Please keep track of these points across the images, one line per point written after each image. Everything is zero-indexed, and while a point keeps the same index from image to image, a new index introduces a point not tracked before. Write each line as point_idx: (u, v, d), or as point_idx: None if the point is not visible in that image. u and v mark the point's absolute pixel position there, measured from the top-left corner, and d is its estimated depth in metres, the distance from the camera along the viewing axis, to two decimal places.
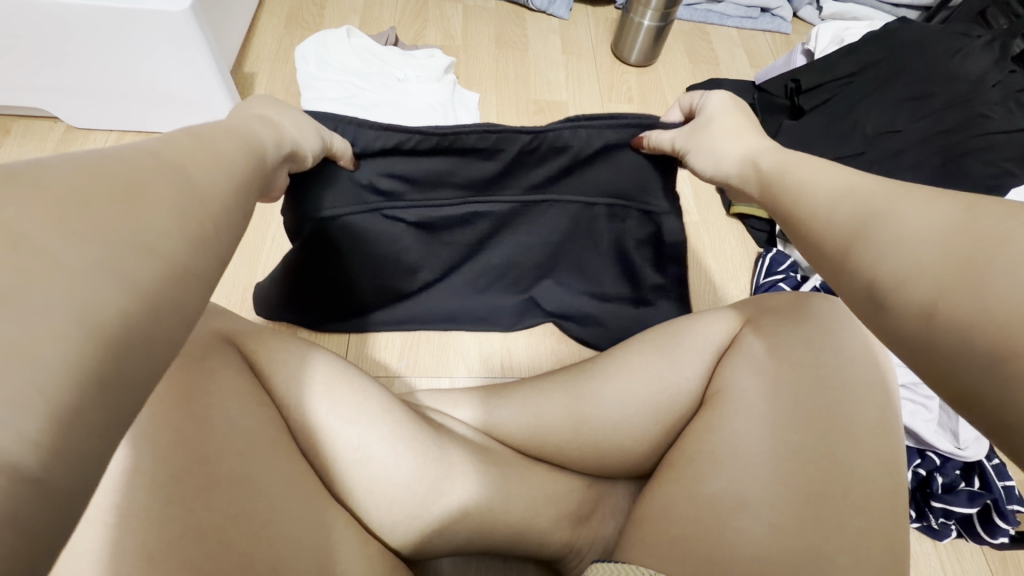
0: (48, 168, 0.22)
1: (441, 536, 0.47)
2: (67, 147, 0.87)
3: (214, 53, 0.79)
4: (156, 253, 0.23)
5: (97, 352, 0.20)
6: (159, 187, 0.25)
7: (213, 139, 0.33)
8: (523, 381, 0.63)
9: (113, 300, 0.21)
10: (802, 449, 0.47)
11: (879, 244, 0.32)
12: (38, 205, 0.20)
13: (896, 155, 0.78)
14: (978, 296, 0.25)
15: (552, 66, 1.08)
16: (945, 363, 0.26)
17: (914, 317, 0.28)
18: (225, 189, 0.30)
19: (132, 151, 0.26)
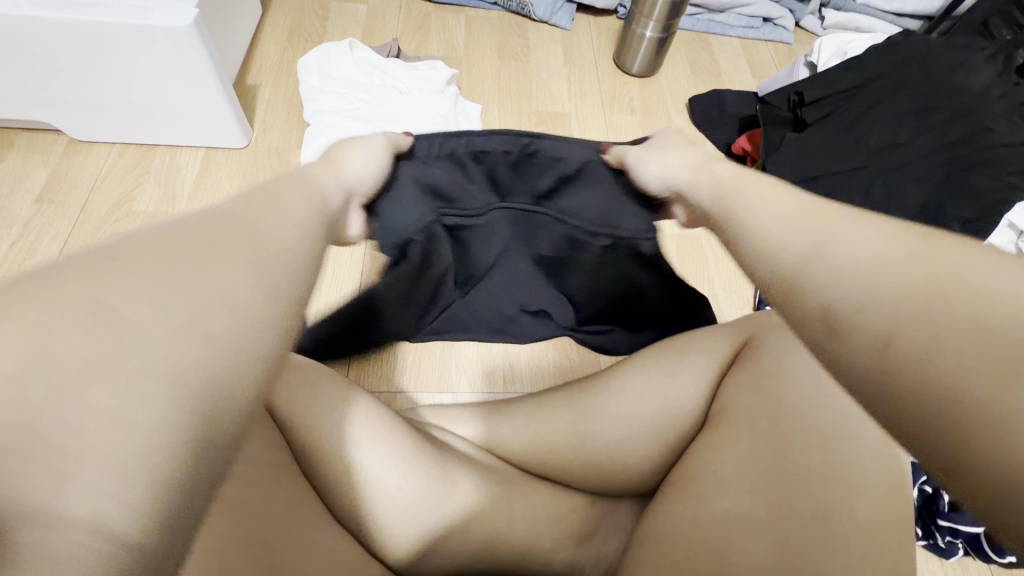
0: (128, 249, 0.24)
1: (443, 557, 0.46)
2: (70, 160, 0.87)
3: (217, 68, 0.79)
4: (228, 310, 0.25)
5: (180, 411, 0.22)
6: (226, 247, 0.27)
7: (280, 195, 0.34)
8: (523, 398, 0.63)
9: (191, 362, 0.23)
10: (797, 469, 0.47)
11: (830, 270, 0.31)
12: (125, 284, 0.23)
13: (901, 168, 0.78)
14: (942, 332, 0.25)
15: (554, 76, 1.09)
16: (906, 409, 0.25)
17: (868, 355, 0.27)
18: (293, 234, 0.32)
19: (208, 215, 0.29)
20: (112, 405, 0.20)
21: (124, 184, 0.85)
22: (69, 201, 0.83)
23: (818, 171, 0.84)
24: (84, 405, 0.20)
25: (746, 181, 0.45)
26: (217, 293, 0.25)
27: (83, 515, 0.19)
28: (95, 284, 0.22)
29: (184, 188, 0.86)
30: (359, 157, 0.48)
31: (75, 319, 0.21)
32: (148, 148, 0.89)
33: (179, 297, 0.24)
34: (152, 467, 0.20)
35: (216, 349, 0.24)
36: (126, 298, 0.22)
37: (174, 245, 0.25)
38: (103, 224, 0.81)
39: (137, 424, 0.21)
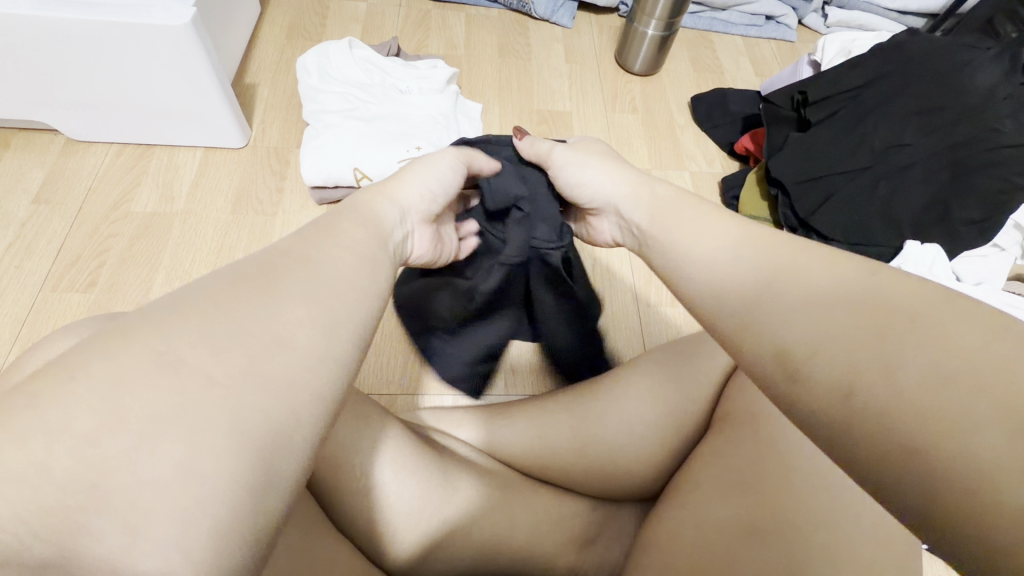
0: (196, 296, 0.26)
1: (444, 559, 0.46)
2: (68, 161, 0.86)
3: (217, 68, 0.79)
4: (286, 352, 0.25)
5: (242, 459, 0.22)
6: (287, 287, 0.28)
7: (342, 229, 0.35)
8: (525, 401, 0.62)
9: (251, 405, 0.23)
10: (771, 480, 0.47)
11: (781, 308, 0.32)
12: (187, 331, 0.23)
13: (905, 169, 0.78)
14: (890, 377, 0.26)
15: (555, 75, 1.08)
16: (876, 448, 0.26)
17: (827, 395, 0.28)
18: (351, 267, 0.32)
19: (264, 260, 0.29)
20: (183, 458, 0.21)
21: (122, 185, 0.84)
22: (66, 202, 0.82)
23: (821, 171, 0.83)
24: (157, 459, 0.20)
25: (676, 208, 0.45)
26: (276, 339, 0.25)
27: (152, 570, 0.19)
28: (162, 338, 0.23)
29: (183, 188, 0.85)
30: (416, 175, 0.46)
31: (146, 372, 0.21)
32: (146, 149, 0.89)
33: (238, 339, 0.24)
34: (216, 518, 0.21)
35: (277, 394, 0.24)
36: (191, 349, 0.23)
37: (232, 294, 0.26)
38: (101, 225, 0.80)
39: (205, 476, 0.21)
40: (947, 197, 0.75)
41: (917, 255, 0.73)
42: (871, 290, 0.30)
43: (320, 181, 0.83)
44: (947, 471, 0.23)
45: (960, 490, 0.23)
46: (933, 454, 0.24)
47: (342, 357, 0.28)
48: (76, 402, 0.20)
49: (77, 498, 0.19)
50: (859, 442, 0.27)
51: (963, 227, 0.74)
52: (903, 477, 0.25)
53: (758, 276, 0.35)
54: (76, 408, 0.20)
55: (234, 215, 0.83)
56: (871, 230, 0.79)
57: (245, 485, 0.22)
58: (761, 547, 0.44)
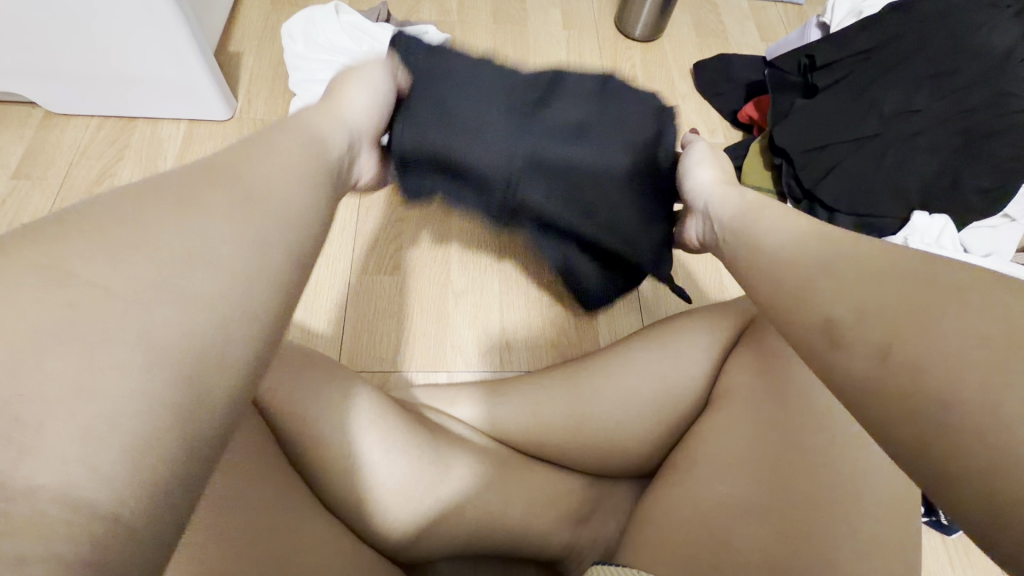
0: (92, 211, 0.25)
1: (442, 531, 0.46)
2: (46, 136, 0.83)
3: (197, 35, 0.75)
4: (210, 266, 0.26)
5: (155, 374, 0.22)
6: (204, 201, 0.28)
7: (277, 143, 0.36)
8: (521, 377, 0.61)
9: (161, 320, 0.23)
10: (786, 453, 0.46)
11: (826, 287, 0.34)
12: (88, 249, 0.23)
13: (913, 137, 0.75)
14: (926, 341, 0.27)
15: (552, 42, 1.04)
16: (934, 430, 0.25)
17: (866, 362, 0.29)
18: (286, 187, 0.33)
19: (182, 179, 0.29)
20: (84, 370, 0.21)
21: (104, 159, 0.82)
22: (47, 178, 0.80)
23: (828, 138, 0.81)
24: (47, 371, 0.20)
25: (761, 214, 0.46)
26: (191, 252, 0.26)
27: (54, 484, 0.19)
28: (55, 251, 0.23)
29: (167, 162, 0.83)
30: (364, 93, 0.51)
31: (35, 282, 0.21)
32: (128, 121, 0.86)
33: (139, 250, 0.24)
34: (129, 433, 0.21)
35: (196, 308, 0.24)
36: (92, 264, 0.23)
37: (142, 207, 0.26)
38: (84, 200, 0.78)
39: (109, 390, 0.21)
40: (958, 166, 0.72)
41: (924, 228, 0.73)
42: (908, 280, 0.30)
43: None
44: (970, 442, 0.24)
45: (989, 457, 0.23)
46: (967, 430, 0.24)
47: (267, 273, 0.28)
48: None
49: None
50: (897, 411, 0.27)
51: (974, 197, 0.71)
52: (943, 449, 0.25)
53: (785, 272, 0.38)
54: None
55: None
56: (877, 200, 0.77)
57: (167, 406, 0.22)
58: (769, 524, 0.43)
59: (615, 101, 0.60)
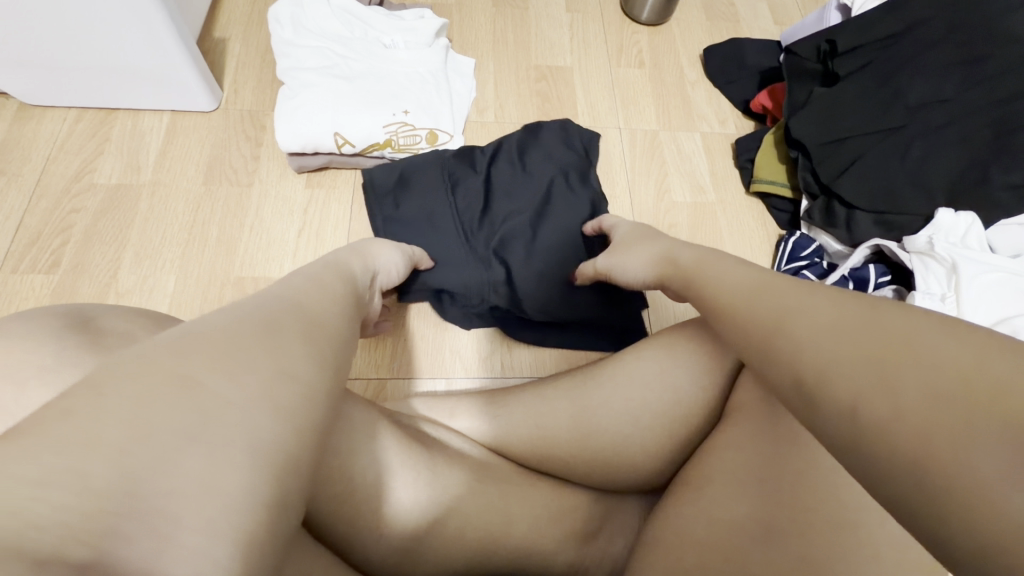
0: (204, 329, 0.29)
1: (440, 558, 0.43)
2: (22, 129, 0.79)
3: (176, 22, 0.71)
4: (296, 382, 0.28)
5: (257, 474, 0.24)
6: (287, 323, 0.31)
7: (327, 279, 0.39)
8: (524, 386, 0.58)
9: (266, 428, 0.26)
10: (799, 474, 0.43)
11: (792, 339, 0.33)
12: (208, 359, 0.26)
13: (940, 128, 0.71)
14: (891, 392, 0.27)
15: (555, 26, 0.99)
16: (920, 487, 0.24)
17: (837, 419, 0.28)
18: (331, 306, 0.36)
19: (269, 299, 0.33)
20: (205, 473, 0.23)
21: (84, 154, 0.78)
22: (23, 174, 0.76)
23: (846, 131, 0.78)
24: (181, 471, 0.23)
25: (709, 262, 0.46)
26: (283, 368, 0.28)
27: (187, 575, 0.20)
28: (185, 361, 0.26)
29: (150, 157, 0.79)
30: (392, 248, 0.56)
31: (168, 391, 0.24)
32: (109, 113, 0.82)
33: (247, 362, 0.27)
34: (236, 527, 0.23)
35: (289, 418, 0.27)
36: (210, 374, 0.26)
37: (241, 329, 0.29)
38: (62, 198, 0.75)
39: (228, 488, 0.23)
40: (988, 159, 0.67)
41: (949, 226, 0.68)
42: (881, 325, 0.30)
43: (298, 147, 0.76)
44: (972, 500, 0.23)
45: (980, 524, 0.22)
46: (946, 492, 0.23)
47: (330, 387, 0.31)
48: (108, 414, 0.22)
49: (111, 502, 0.20)
50: (880, 458, 0.26)
51: (1003, 192, 0.66)
52: (931, 499, 0.24)
53: (751, 320, 0.37)
54: (108, 417, 0.22)
55: (207, 187, 0.77)
56: (896, 196, 0.73)
57: (265, 503, 0.24)
58: (780, 550, 0.41)
59: (526, 158, 0.78)
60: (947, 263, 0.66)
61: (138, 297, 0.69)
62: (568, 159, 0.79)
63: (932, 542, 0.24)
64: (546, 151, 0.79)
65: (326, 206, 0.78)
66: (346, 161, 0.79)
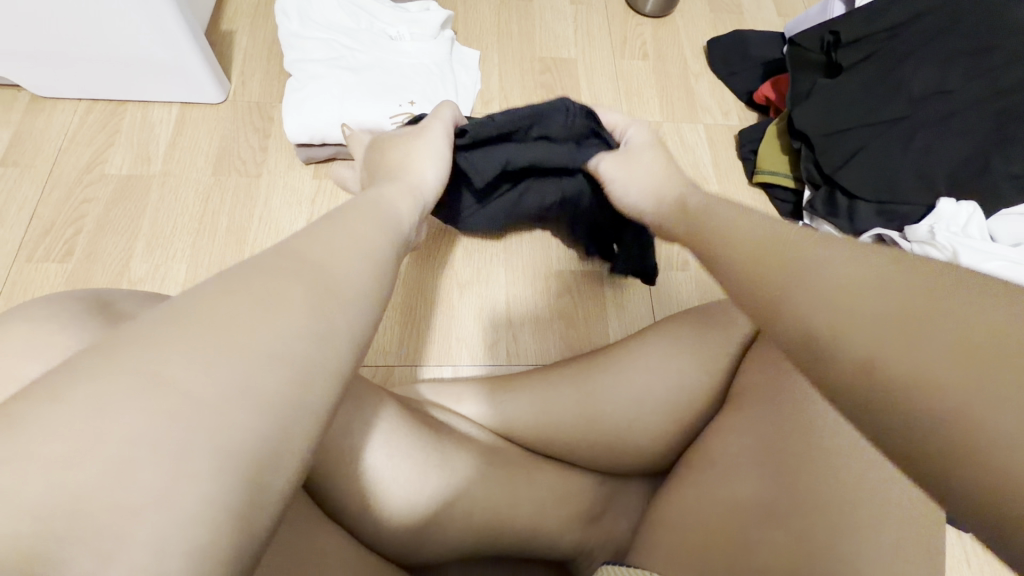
0: (186, 306, 0.26)
1: (450, 537, 0.44)
2: (33, 120, 0.80)
3: (186, 15, 0.72)
4: (284, 367, 0.26)
5: (228, 484, 0.23)
6: (284, 293, 0.28)
7: (347, 224, 0.37)
8: (531, 371, 0.59)
9: (244, 429, 0.24)
10: (802, 455, 0.44)
11: (805, 290, 0.31)
12: (183, 349, 0.24)
13: (945, 119, 0.71)
14: (914, 341, 0.25)
15: (559, 18, 0.99)
16: (944, 444, 0.23)
17: (849, 370, 0.27)
18: (358, 269, 0.33)
19: (268, 263, 0.30)
20: (167, 488, 0.22)
21: (94, 145, 0.79)
22: (35, 164, 0.77)
23: (849, 123, 0.78)
24: (139, 485, 0.21)
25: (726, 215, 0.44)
26: (261, 352, 0.26)
27: None
28: (157, 356, 0.23)
29: (159, 148, 0.80)
30: (421, 161, 0.55)
31: (129, 393, 0.22)
32: (118, 104, 0.82)
33: (230, 352, 0.25)
34: (203, 545, 0.22)
35: (267, 409, 0.25)
36: (183, 369, 0.23)
37: (222, 305, 0.26)
38: (73, 189, 0.76)
39: (191, 502, 0.22)
40: (989, 148, 0.68)
41: (951, 216, 0.69)
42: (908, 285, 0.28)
43: (306, 138, 0.77)
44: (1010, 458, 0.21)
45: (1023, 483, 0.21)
46: (977, 448, 0.22)
47: (334, 368, 0.28)
48: (56, 426, 0.21)
49: (57, 528, 0.20)
50: (899, 409, 0.24)
51: (1005, 183, 0.67)
52: (957, 454, 0.22)
53: (751, 274, 0.35)
54: (56, 429, 0.21)
55: (216, 178, 0.78)
56: (899, 187, 0.74)
57: (239, 515, 0.23)
58: (779, 528, 0.42)
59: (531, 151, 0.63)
60: (948, 252, 0.66)
61: (151, 285, 0.70)
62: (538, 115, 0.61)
63: (953, 500, 0.22)
64: (515, 122, 0.60)
65: (334, 196, 0.79)
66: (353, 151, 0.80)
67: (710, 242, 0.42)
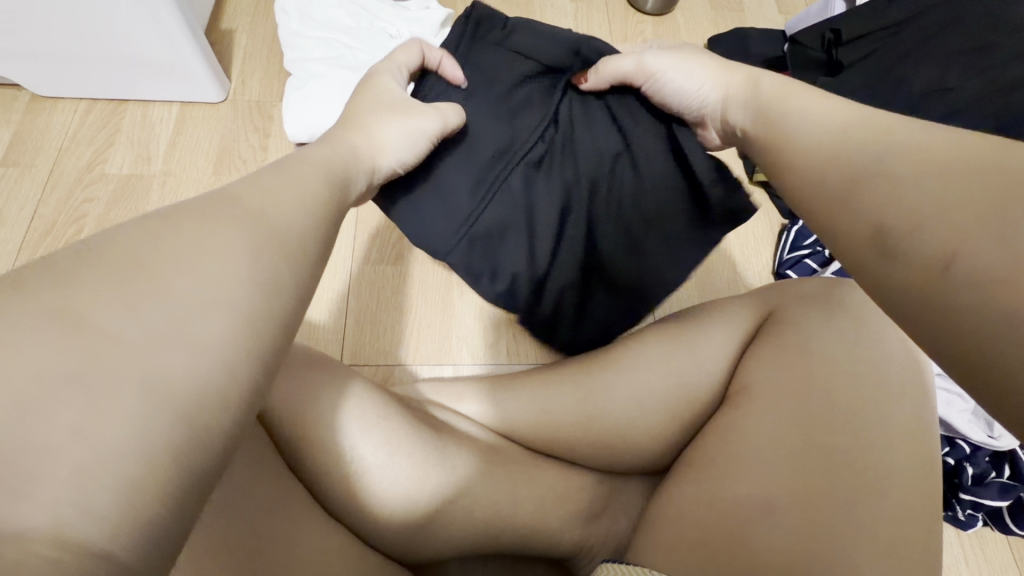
0: (104, 246, 0.25)
1: (449, 535, 0.45)
2: (34, 120, 0.80)
3: (185, 14, 0.72)
4: (212, 310, 0.25)
5: (154, 419, 0.22)
6: (210, 236, 0.27)
7: (297, 169, 0.36)
8: (531, 371, 0.59)
9: (167, 368, 0.23)
10: (802, 453, 0.44)
11: (887, 181, 0.30)
12: (101, 287, 0.23)
13: (947, 116, 0.71)
14: (999, 233, 0.24)
15: (560, 16, 0.99)
16: (989, 346, 0.23)
17: (919, 274, 0.27)
18: (297, 215, 0.32)
19: (197, 207, 0.29)
20: (81, 422, 0.21)
21: (94, 145, 0.79)
22: (37, 164, 0.77)
23: None
24: (50, 418, 0.20)
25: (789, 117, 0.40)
26: (187, 290, 0.25)
27: (45, 525, 0.19)
28: (72, 291, 0.23)
29: (159, 148, 0.80)
30: (391, 125, 0.47)
31: (42, 322, 0.21)
32: (117, 104, 0.83)
33: (151, 291, 0.24)
34: (126, 480, 0.21)
35: (198, 350, 0.24)
36: (100, 306, 0.23)
37: (139, 244, 0.25)
38: (74, 188, 0.76)
39: (107, 436, 0.21)
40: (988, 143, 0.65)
41: None
42: (991, 174, 0.26)
43: (305, 137, 0.77)
44: None
45: None
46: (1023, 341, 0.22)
47: (280, 320, 0.28)
48: None
49: None
50: (962, 310, 0.25)
51: None
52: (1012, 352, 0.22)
53: (818, 180, 0.34)
54: None
55: (216, 177, 0.78)
56: None
57: (166, 452, 0.22)
58: (777, 525, 0.42)
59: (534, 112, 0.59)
60: None
61: None
62: (523, 62, 0.58)
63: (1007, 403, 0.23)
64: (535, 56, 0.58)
65: None
66: None
67: (779, 150, 0.39)
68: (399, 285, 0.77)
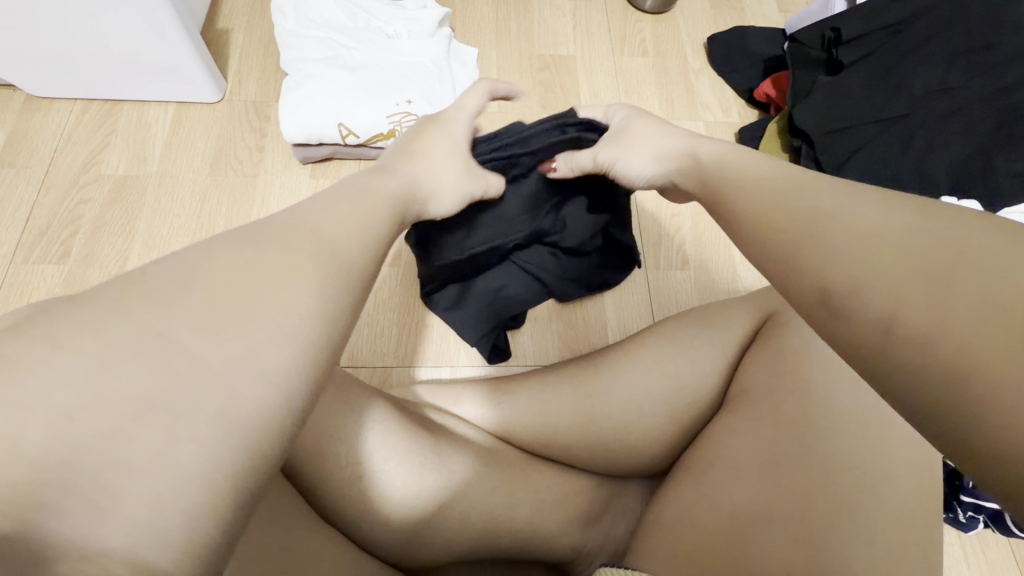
0: (187, 270, 0.27)
1: (447, 541, 0.44)
2: (29, 121, 0.80)
3: (180, 13, 0.71)
4: (277, 339, 0.27)
5: (218, 444, 0.24)
6: (287, 268, 0.29)
7: (356, 193, 0.38)
8: (527, 373, 0.59)
9: (237, 397, 0.25)
10: (795, 461, 0.44)
11: (837, 233, 0.31)
12: (184, 315, 0.25)
13: (946, 116, 0.71)
14: (938, 293, 0.25)
15: (559, 14, 0.98)
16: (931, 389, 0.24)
17: (868, 323, 0.27)
18: (351, 238, 0.34)
19: (272, 230, 0.31)
20: (160, 445, 0.23)
21: (90, 146, 0.79)
22: (32, 165, 0.77)
23: (855, 118, 0.77)
24: (137, 441, 0.23)
25: (748, 167, 0.42)
26: (260, 319, 0.27)
27: (123, 546, 0.21)
28: (159, 318, 0.25)
29: (155, 149, 0.79)
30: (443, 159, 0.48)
31: (132, 349, 0.24)
32: (113, 105, 0.82)
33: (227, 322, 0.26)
34: (192, 503, 0.23)
35: (264, 377, 0.26)
36: (186, 333, 0.25)
37: (220, 272, 0.27)
38: (70, 190, 0.75)
39: (180, 462, 0.23)
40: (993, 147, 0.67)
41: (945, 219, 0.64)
42: (932, 227, 0.28)
43: (303, 138, 0.76)
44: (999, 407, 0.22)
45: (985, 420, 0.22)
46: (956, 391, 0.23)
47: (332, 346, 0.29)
48: (56, 373, 0.22)
49: (58, 474, 0.21)
50: (910, 357, 0.25)
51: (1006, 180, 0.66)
52: (943, 398, 0.24)
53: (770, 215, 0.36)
54: (56, 379, 0.22)
55: (213, 177, 0.78)
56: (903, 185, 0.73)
57: (225, 477, 0.24)
58: (778, 530, 0.42)
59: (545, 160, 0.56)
60: None
61: None
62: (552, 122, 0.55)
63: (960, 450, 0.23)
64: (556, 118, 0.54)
65: None
66: (350, 151, 0.79)
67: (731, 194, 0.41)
68: (397, 286, 0.76)
